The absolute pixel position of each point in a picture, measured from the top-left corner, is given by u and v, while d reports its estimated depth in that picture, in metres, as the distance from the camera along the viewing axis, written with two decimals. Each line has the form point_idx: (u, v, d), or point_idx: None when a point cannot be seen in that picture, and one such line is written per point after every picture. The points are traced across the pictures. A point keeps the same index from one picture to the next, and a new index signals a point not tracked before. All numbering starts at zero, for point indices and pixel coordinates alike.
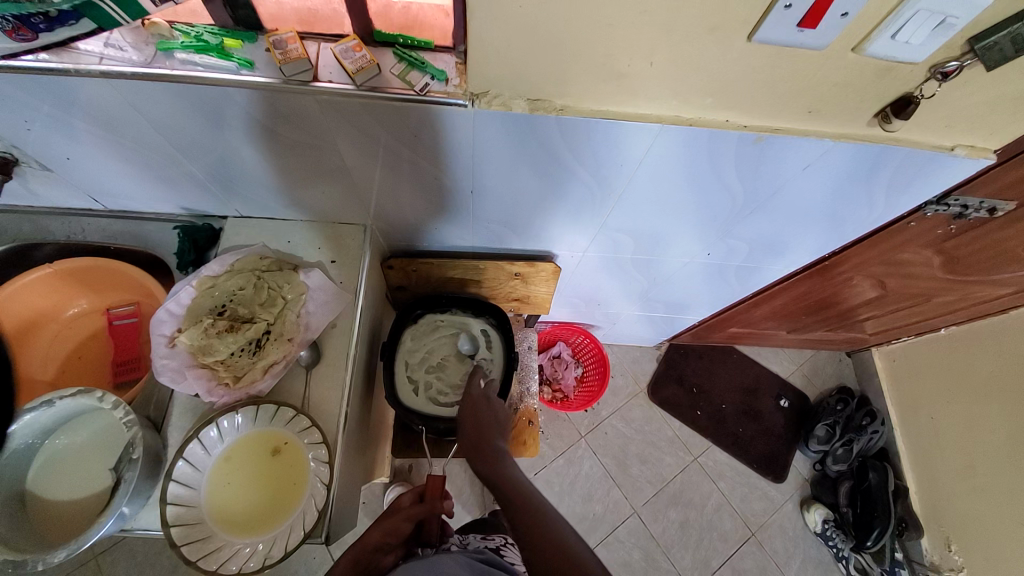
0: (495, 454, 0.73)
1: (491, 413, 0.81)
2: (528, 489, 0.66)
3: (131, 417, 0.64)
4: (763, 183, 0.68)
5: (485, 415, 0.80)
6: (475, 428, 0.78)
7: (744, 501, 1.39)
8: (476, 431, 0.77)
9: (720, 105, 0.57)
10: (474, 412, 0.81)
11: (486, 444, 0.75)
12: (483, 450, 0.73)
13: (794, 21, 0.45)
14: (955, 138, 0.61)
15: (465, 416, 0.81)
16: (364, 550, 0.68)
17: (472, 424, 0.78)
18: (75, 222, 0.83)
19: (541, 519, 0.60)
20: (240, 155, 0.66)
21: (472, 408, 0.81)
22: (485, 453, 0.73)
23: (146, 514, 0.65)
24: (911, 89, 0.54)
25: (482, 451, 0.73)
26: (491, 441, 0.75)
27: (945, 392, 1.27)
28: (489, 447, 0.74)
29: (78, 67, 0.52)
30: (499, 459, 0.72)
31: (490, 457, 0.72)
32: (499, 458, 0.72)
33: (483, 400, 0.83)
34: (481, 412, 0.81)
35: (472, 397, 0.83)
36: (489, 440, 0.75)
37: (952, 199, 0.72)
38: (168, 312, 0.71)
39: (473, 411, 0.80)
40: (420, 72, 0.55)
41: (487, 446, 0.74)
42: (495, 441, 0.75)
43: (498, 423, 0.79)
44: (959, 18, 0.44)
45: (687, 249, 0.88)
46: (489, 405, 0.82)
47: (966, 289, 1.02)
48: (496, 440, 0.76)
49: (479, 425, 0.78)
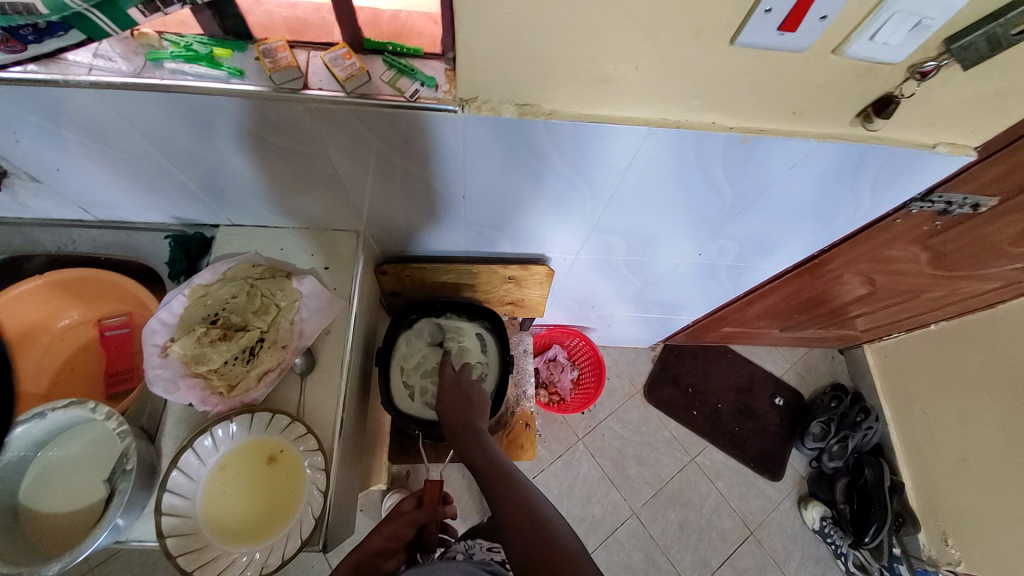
0: (474, 434, 0.75)
1: (466, 395, 0.83)
2: (506, 465, 0.68)
3: (124, 427, 0.64)
4: (750, 183, 0.69)
5: (461, 398, 0.82)
6: (453, 412, 0.80)
7: (742, 499, 1.39)
8: (455, 415, 0.79)
9: (706, 107, 0.58)
10: (450, 398, 0.82)
11: (465, 426, 0.77)
12: (463, 433, 0.76)
13: (774, 24, 0.46)
14: (937, 136, 0.63)
15: (442, 402, 0.82)
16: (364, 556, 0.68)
17: (450, 410, 0.81)
18: (66, 233, 0.83)
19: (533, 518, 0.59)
20: (231, 164, 0.67)
21: (448, 394, 0.83)
22: (465, 434, 0.75)
23: (141, 525, 0.64)
24: (891, 89, 0.55)
25: (462, 433, 0.76)
26: (470, 423, 0.77)
27: (937, 386, 1.28)
28: (467, 429, 0.76)
29: (68, 78, 0.52)
30: (477, 438, 0.74)
31: (470, 438, 0.74)
32: (478, 437, 0.75)
33: (458, 384, 0.85)
34: (458, 396, 0.83)
35: (447, 384, 0.85)
36: (467, 421, 0.78)
37: (936, 196, 0.74)
38: (160, 322, 0.71)
39: (451, 397, 0.82)
40: (409, 78, 0.55)
41: (466, 427, 0.77)
42: (472, 421, 0.78)
43: (475, 404, 0.82)
44: (934, 19, 0.45)
45: (678, 249, 0.89)
46: (464, 388, 0.84)
47: (953, 284, 1.04)
48: (475, 422, 0.78)
49: (457, 409, 0.80)
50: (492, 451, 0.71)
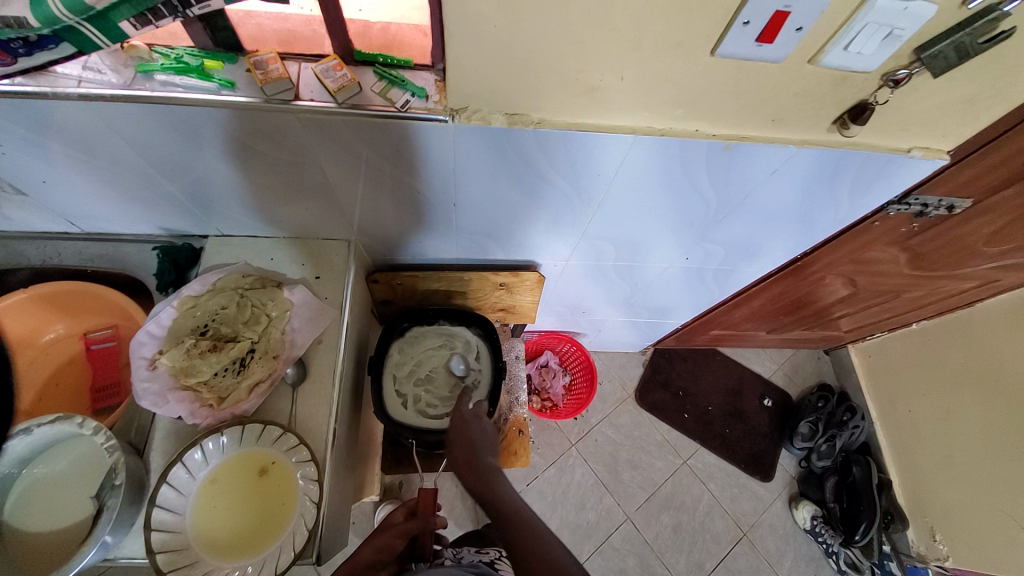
0: (490, 475, 0.74)
1: (481, 433, 0.82)
2: (523, 513, 0.67)
3: (112, 441, 0.63)
4: (734, 188, 0.71)
5: (476, 434, 0.81)
6: (467, 447, 0.78)
7: (734, 501, 1.41)
8: (469, 451, 0.78)
9: (689, 115, 0.59)
10: (465, 432, 0.81)
11: (481, 464, 0.76)
12: (478, 470, 0.75)
13: (752, 36, 0.48)
14: (911, 141, 0.65)
15: (456, 435, 0.80)
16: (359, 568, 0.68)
17: (464, 443, 0.79)
18: (51, 246, 0.82)
19: None
20: (221, 174, 0.67)
21: (462, 427, 0.81)
22: (479, 474, 0.74)
23: (130, 542, 0.63)
24: (866, 96, 0.57)
25: (476, 471, 0.74)
26: (483, 461, 0.76)
27: (920, 385, 1.31)
28: (484, 467, 0.75)
29: (56, 90, 0.52)
30: (494, 479, 0.73)
31: (485, 477, 0.73)
32: (494, 479, 0.73)
33: (474, 419, 0.83)
34: (472, 431, 0.81)
35: (461, 415, 0.83)
36: (483, 460, 0.76)
37: (912, 199, 0.76)
38: (148, 334, 0.70)
39: (464, 431, 0.81)
40: (400, 89, 0.56)
41: (481, 466, 0.75)
42: (488, 461, 0.77)
43: (489, 443, 0.81)
44: (904, 29, 0.47)
45: (665, 254, 0.91)
46: (479, 424, 0.83)
47: (933, 284, 1.07)
48: (489, 461, 0.77)
49: (472, 443, 0.79)
50: (507, 493, 0.70)
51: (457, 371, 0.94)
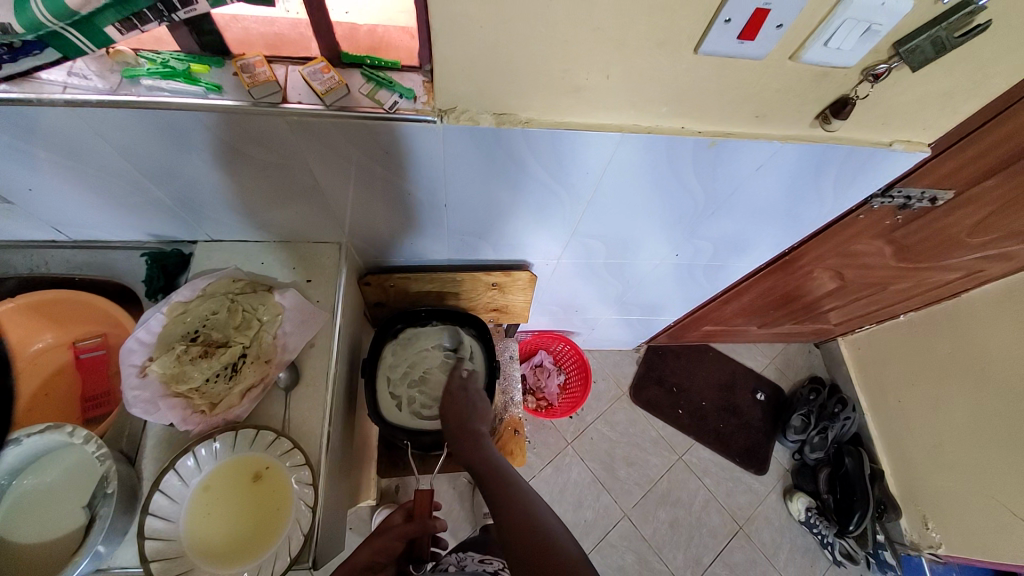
0: (476, 439, 0.76)
1: (471, 400, 0.84)
2: (507, 473, 0.68)
3: (104, 449, 0.62)
4: (721, 184, 0.72)
5: (464, 402, 0.83)
6: (455, 416, 0.81)
7: (729, 495, 1.42)
8: (457, 419, 0.80)
9: (675, 113, 0.60)
10: (454, 401, 0.83)
11: (468, 429, 0.77)
12: (465, 435, 0.77)
13: (734, 34, 0.48)
14: (892, 134, 0.66)
15: (446, 406, 0.83)
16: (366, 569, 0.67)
17: (453, 413, 0.81)
18: (38, 255, 0.81)
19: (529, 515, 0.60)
20: (210, 178, 0.66)
21: (452, 399, 0.83)
22: (466, 438, 0.76)
23: (124, 551, 0.63)
24: (847, 91, 0.58)
25: (463, 436, 0.76)
26: (471, 426, 0.78)
27: (909, 376, 1.33)
28: (470, 433, 0.77)
29: (41, 96, 0.52)
30: (479, 442, 0.75)
31: (472, 440, 0.75)
32: (479, 441, 0.75)
33: (463, 390, 0.85)
34: (461, 399, 0.83)
35: (453, 387, 0.86)
36: (469, 426, 0.78)
37: (896, 191, 0.77)
38: (137, 341, 0.69)
39: (453, 401, 0.83)
40: (388, 91, 0.57)
41: (468, 431, 0.77)
42: (475, 426, 0.78)
43: (477, 409, 0.82)
44: (882, 25, 0.48)
45: (656, 251, 0.91)
46: (469, 393, 0.84)
47: (918, 275, 1.09)
48: (478, 425, 0.79)
49: (460, 412, 0.81)
50: (492, 455, 0.72)
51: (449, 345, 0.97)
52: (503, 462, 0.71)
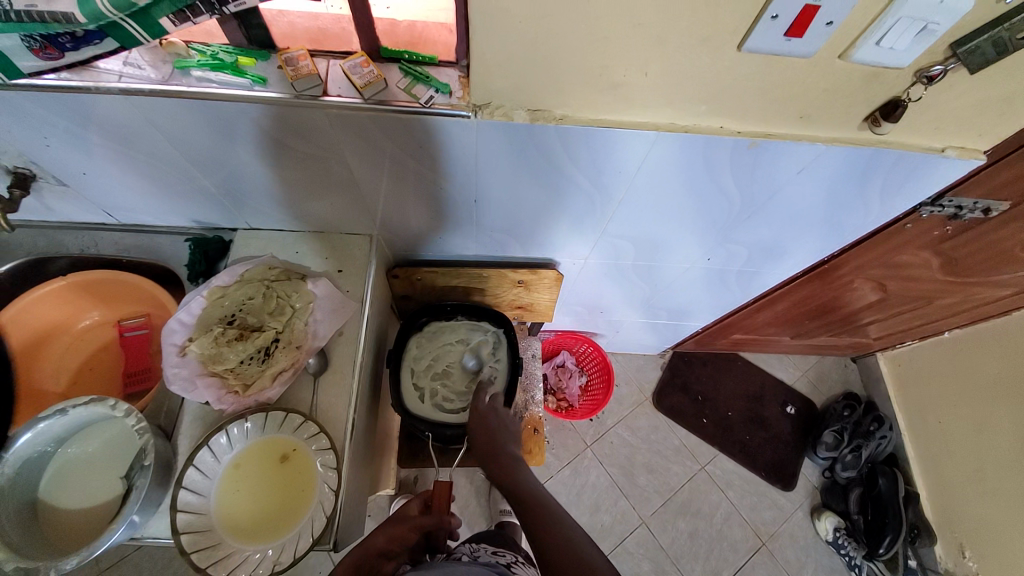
0: (511, 465, 0.77)
1: (501, 421, 0.85)
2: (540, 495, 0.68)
3: (143, 424, 0.66)
4: (759, 187, 0.70)
5: (495, 424, 0.83)
6: (486, 437, 0.82)
7: (753, 509, 1.38)
8: (488, 441, 0.81)
9: (714, 113, 0.59)
10: (484, 424, 0.84)
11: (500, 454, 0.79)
12: (498, 459, 0.78)
13: (780, 30, 0.47)
14: (946, 140, 0.63)
15: (475, 428, 0.83)
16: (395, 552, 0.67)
17: (484, 435, 0.82)
18: (89, 236, 0.86)
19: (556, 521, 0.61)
20: (250, 169, 0.69)
21: (481, 420, 0.84)
22: (500, 463, 0.77)
23: (156, 522, 0.66)
24: (898, 93, 0.56)
25: (496, 461, 0.78)
26: (505, 450, 0.80)
27: (952, 395, 1.26)
28: (504, 456, 0.78)
29: (99, 85, 0.55)
30: (517, 466, 0.77)
31: (506, 463, 0.77)
32: (513, 467, 0.77)
33: (492, 411, 0.86)
34: (491, 420, 0.84)
35: (479, 409, 0.85)
36: (503, 449, 0.80)
37: (946, 201, 0.74)
38: (179, 322, 0.72)
39: (483, 422, 0.84)
40: (425, 85, 0.58)
41: (501, 456, 0.79)
42: (509, 449, 0.80)
43: (508, 429, 0.84)
44: (939, 23, 0.46)
45: (687, 255, 0.90)
46: (498, 415, 0.85)
47: (967, 290, 1.03)
48: (510, 448, 0.81)
49: (490, 434, 0.82)
50: (527, 479, 0.74)
51: (471, 366, 0.95)
52: (536, 484, 0.72)
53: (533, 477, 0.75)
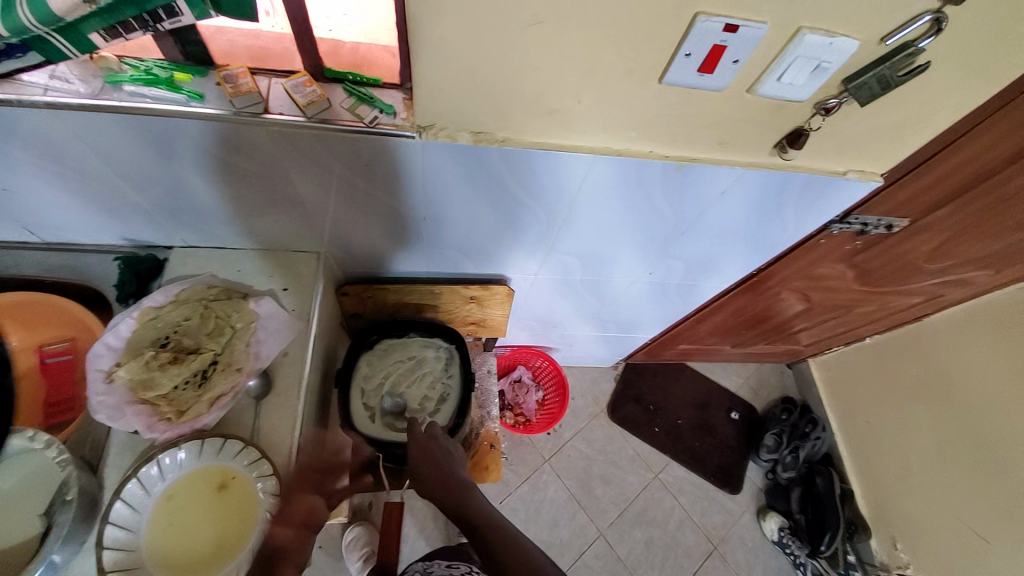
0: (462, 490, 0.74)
1: (444, 447, 0.81)
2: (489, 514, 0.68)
3: (64, 455, 0.63)
4: (690, 207, 0.75)
5: (439, 450, 0.80)
6: (432, 466, 0.77)
7: (704, 514, 1.43)
8: (435, 469, 0.77)
9: (644, 137, 0.63)
10: (427, 452, 0.79)
11: (448, 481, 0.75)
12: (450, 486, 0.74)
13: (695, 66, 0.52)
14: (847, 164, 0.71)
15: (419, 459, 0.79)
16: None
17: (429, 465, 0.78)
18: (10, 255, 0.81)
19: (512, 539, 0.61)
20: (190, 186, 0.67)
21: (422, 451, 0.80)
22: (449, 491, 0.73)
23: (80, 562, 0.61)
24: (802, 123, 0.62)
25: (447, 487, 0.74)
26: (454, 475, 0.76)
27: (877, 398, 1.37)
28: (452, 479, 0.75)
29: (22, 98, 0.52)
30: (468, 490, 0.73)
31: (456, 490, 0.73)
32: (465, 489, 0.73)
33: (432, 440, 0.82)
34: (435, 449, 0.80)
35: (420, 440, 0.81)
36: (451, 471, 0.76)
37: (853, 218, 0.81)
38: (105, 346, 0.69)
39: (424, 452, 0.80)
40: (369, 106, 0.59)
41: (451, 481, 0.75)
42: (457, 473, 0.76)
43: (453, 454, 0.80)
44: (830, 62, 0.52)
45: (630, 270, 0.94)
46: (439, 441, 0.81)
47: (881, 299, 1.13)
48: (458, 471, 0.77)
49: (437, 461, 0.78)
50: (480, 502, 0.70)
51: (389, 407, 0.92)
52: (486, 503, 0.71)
53: (485, 497, 0.72)
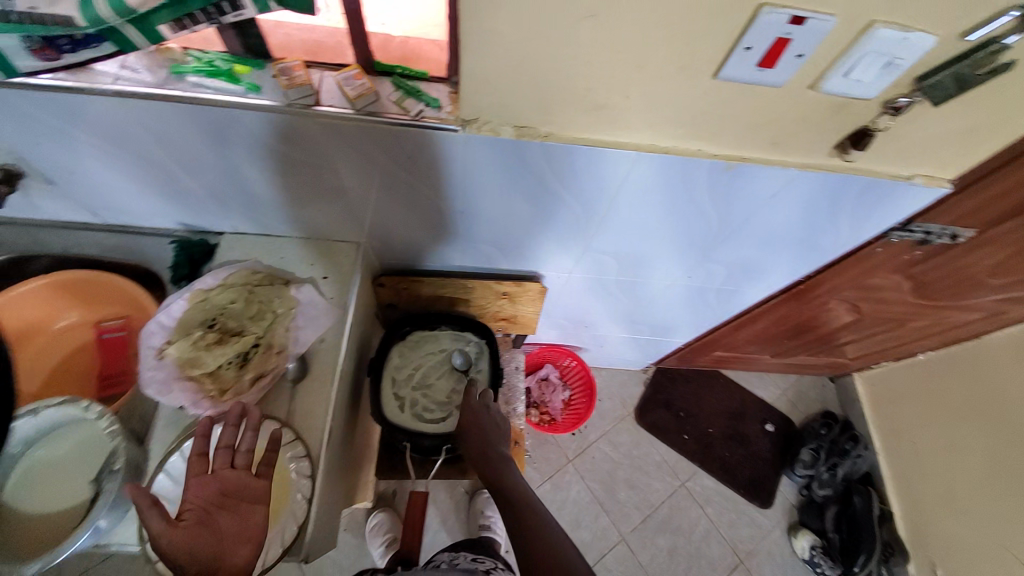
0: (501, 463, 0.78)
1: (492, 419, 0.84)
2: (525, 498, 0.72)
3: (115, 427, 0.66)
4: (737, 209, 0.72)
5: (487, 420, 0.83)
6: (478, 435, 0.82)
7: (732, 527, 1.38)
8: (479, 438, 0.82)
9: (693, 135, 0.61)
10: (476, 420, 0.84)
11: (489, 453, 0.79)
12: (490, 458, 0.78)
13: (754, 61, 0.49)
14: (912, 168, 0.66)
15: (468, 426, 0.83)
16: (239, 481, 0.61)
17: (476, 432, 0.82)
18: (73, 236, 0.85)
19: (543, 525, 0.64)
20: (241, 174, 0.69)
21: (474, 417, 0.84)
22: (489, 462, 0.78)
23: (123, 528, 0.64)
24: (867, 122, 0.58)
25: (488, 458, 0.78)
26: (496, 449, 0.80)
27: (923, 415, 1.29)
28: (493, 453, 0.79)
29: (93, 86, 0.56)
30: (505, 465, 0.77)
31: (497, 463, 0.77)
32: (505, 466, 0.77)
33: (484, 408, 0.85)
34: (483, 418, 0.84)
35: (471, 407, 0.85)
36: (493, 445, 0.80)
37: (915, 226, 0.76)
38: (158, 324, 0.73)
39: (475, 420, 0.84)
40: (416, 99, 0.60)
41: (492, 454, 0.79)
42: (499, 448, 0.80)
43: (500, 428, 0.83)
44: (904, 58, 0.49)
45: (668, 272, 0.92)
46: (489, 411, 0.85)
47: (938, 314, 1.06)
48: (501, 446, 0.81)
49: (483, 432, 0.82)
50: (518, 480, 0.75)
51: (458, 364, 0.95)
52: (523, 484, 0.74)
53: (522, 477, 0.76)
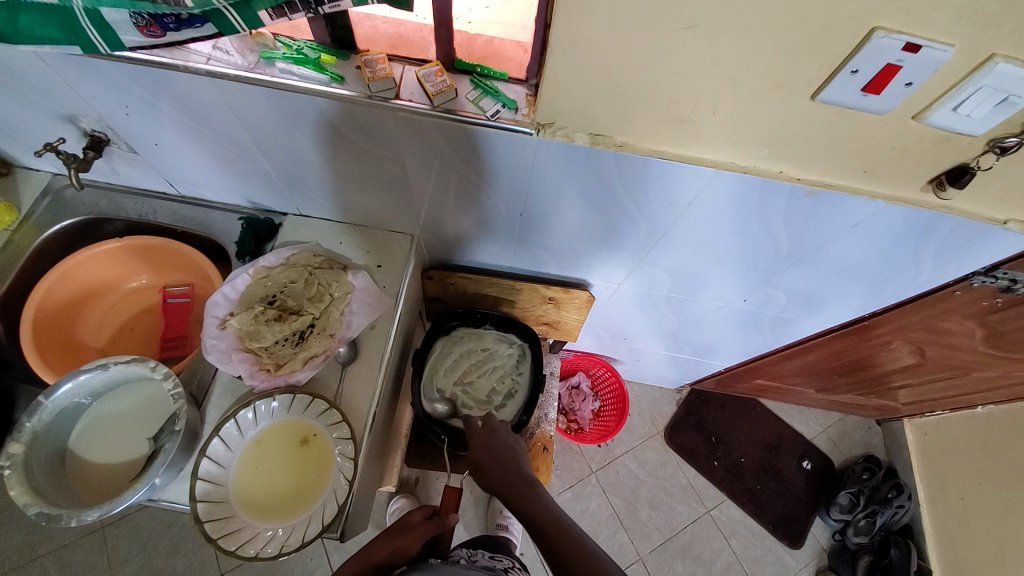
0: (524, 483, 0.71)
1: (505, 442, 0.80)
2: (559, 516, 0.65)
3: (179, 389, 0.68)
4: (808, 236, 0.70)
5: (500, 445, 0.78)
6: (494, 460, 0.76)
7: (756, 563, 1.33)
8: (498, 466, 0.75)
9: (775, 156, 0.59)
10: (488, 447, 0.79)
11: (512, 477, 0.73)
12: (512, 483, 0.71)
13: (858, 85, 0.47)
14: (1009, 213, 0.61)
15: (483, 456, 0.78)
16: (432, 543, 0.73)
17: (492, 459, 0.76)
18: (148, 204, 0.90)
19: (574, 544, 0.60)
20: (314, 159, 0.72)
21: (485, 447, 0.79)
22: (512, 484, 0.71)
23: (175, 487, 0.67)
24: (968, 160, 0.55)
25: (510, 484, 0.71)
26: (516, 473, 0.73)
27: (978, 473, 1.21)
28: (516, 477, 0.72)
29: (187, 64, 0.58)
30: (530, 487, 0.70)
31: (519, 488, 0.70)
32: (529, 488, 0.70)
33: (498, 433, 0.81)
34: (496, 442, 0.79)
35: (484, 435, 0.81)
36: (515, 468, 0.74)
37: (1000, 272, 0.70)
38: (223, 296, 0.75)
39: (488, 446, 0.79)
40: (492, 99, 0.59)
41: (515, 476, 0.73)
42: (521, 471, 0.74)
43: (517, 452, 0.78)
44: (1022, 97, 0.45)
45: (723, 292, 0.89)
46: (502, 436, 0.81)
47: (1009, 367, 0.98)
48: (523, 470, 0.74)
49: (499, 458, 0.76)
50: (543, 502, 0.67)
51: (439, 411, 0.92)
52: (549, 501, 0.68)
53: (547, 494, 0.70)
